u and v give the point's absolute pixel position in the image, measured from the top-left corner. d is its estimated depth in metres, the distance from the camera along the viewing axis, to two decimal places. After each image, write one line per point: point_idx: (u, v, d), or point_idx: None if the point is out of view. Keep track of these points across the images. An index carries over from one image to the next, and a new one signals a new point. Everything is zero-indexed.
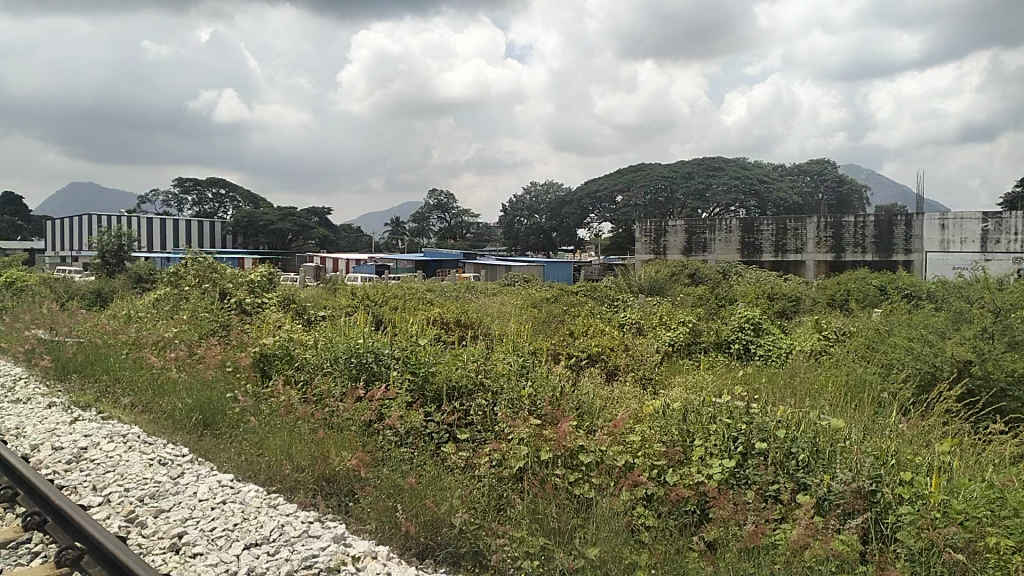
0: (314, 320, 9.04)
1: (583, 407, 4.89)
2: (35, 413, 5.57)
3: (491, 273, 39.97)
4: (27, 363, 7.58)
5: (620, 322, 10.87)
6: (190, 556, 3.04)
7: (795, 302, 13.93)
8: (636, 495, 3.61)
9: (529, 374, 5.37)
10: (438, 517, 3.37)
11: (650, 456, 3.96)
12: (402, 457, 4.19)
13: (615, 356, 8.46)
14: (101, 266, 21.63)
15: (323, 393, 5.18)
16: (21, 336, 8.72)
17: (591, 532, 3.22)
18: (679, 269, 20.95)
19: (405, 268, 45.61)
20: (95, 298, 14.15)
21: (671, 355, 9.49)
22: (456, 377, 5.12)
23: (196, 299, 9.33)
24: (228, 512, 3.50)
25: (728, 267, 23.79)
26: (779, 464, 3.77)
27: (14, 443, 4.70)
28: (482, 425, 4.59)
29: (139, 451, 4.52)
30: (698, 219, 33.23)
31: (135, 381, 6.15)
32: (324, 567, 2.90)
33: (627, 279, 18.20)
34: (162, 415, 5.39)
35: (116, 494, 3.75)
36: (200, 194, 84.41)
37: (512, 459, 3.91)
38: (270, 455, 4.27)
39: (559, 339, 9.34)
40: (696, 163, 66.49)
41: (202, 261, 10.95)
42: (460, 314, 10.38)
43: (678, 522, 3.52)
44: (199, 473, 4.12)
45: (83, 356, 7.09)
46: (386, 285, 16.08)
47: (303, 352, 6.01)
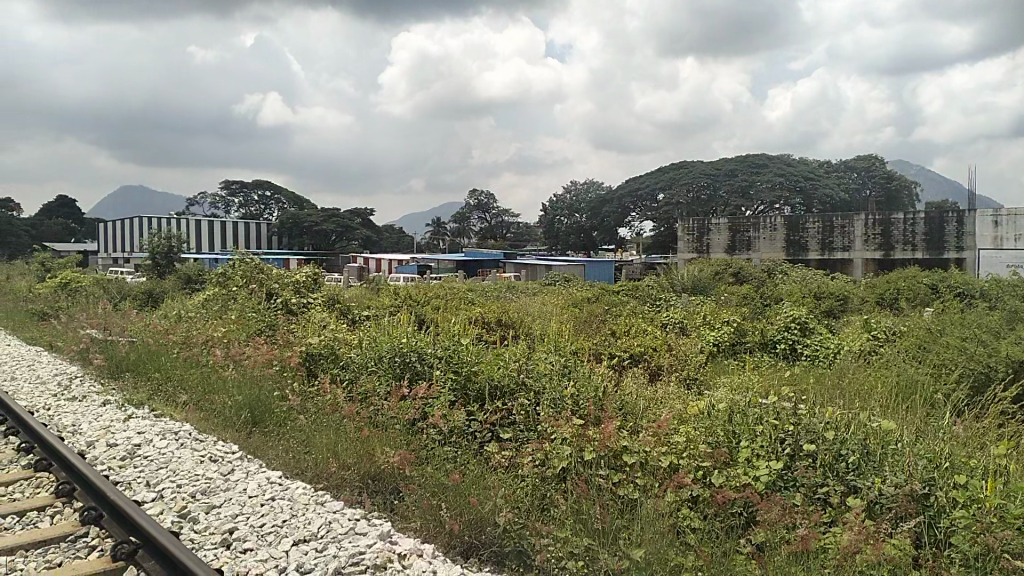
0: (358, 320, 9.16)
1: (626, 406, 4.87)
2: (90, 411, 5.73)
3: (531, 273, 40.05)
4: (83, 362, 7.82)
5: (663, 322, 10.78)
6: (241, 551, 3.10)
7: (842, 301, 13.67)
8: (680, 497, 3.57)
9: (571, 373, 5.36)
10: (481, 516, 3.36)
11: (696, 457, 3.91)
12: (447, 456, 4.21)
13: (659, 356, 8.40)
14: (153, 267, 21.96)
15: (367, 392, 5.24)
16: (76, 335, 8.99)
17: (635, 533, 3.20)
18: (724, 267, 20.68)
19: (446, 267, 45.94)
20: (147, 299, 14.50)
21: (715, 355, 9.38)
22: (498, 376, 5.13)
23: (243, 300, 9.49)
24: (277, 508, 3.55)
25: (772, 265, 23.48)
26: (828, 467, 3.70)
27: (71, 439, 4.84)
28: (525, 425, 4.59)
29: (191, 447, 4.63)
30: (741, 217, 32.92)
31: (187, 380, 6.30)
32: (371, 564, 2.92)
33: (670, 278, 18.08)
34: (213, 413, 5.51)
35: (169, 490, 3.83)
36: (246, 196, 86.14)
37: (556, 458, 3.90)
38: (317, 452, 4.34)
39: (601, 339, 9.30)
40: (739, 160, 65.67)
41: (250, 262, 11.14)
42: (502, 314, 10.40)
43: (725, 524, 3.46)
44: (248, 469, 4.20)
45: (137, 355, 7.31)
46: (429, 285, 16.24)
47: (348, 351, 6.08)
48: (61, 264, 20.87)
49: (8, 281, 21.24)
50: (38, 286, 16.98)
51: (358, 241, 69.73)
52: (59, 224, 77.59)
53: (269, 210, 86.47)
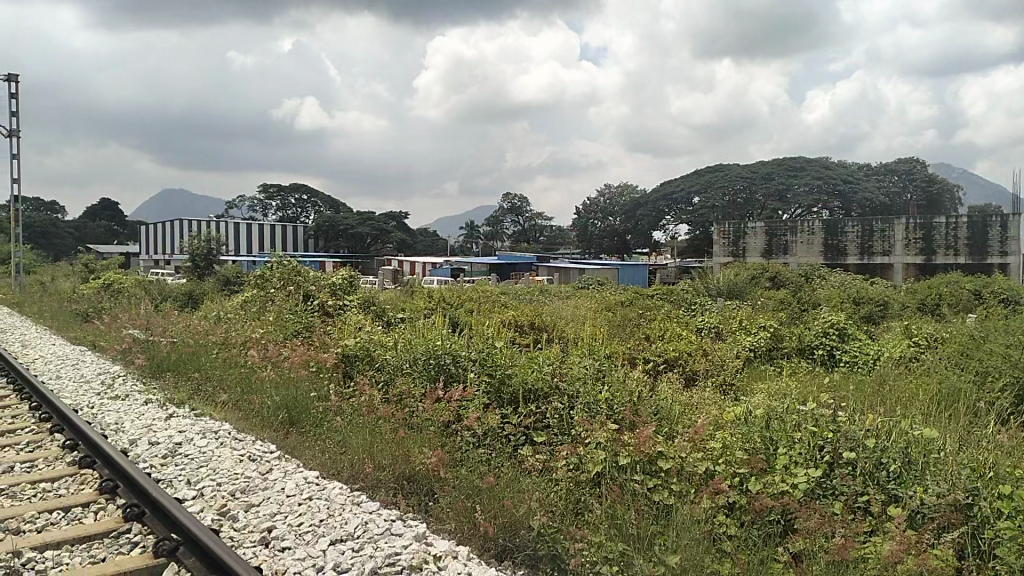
0: (392, 322, 9.23)
1: (661, 412, 4.84)
2: (133, 409, 5.84)
3: (564, 276, 39.99)
4: (125, 362, 8.00)
5: (698, 327, 10.70)
6: (279, 550, 3.13)
7: (882, 307, 13.43)
8: (717, 503, 3.53)
9: (606, 377, 5.35)
10: (516, 519, 3.36)
11: (733, 464, 3.86)
12: (481, 458, 4.22)
13: (695, 361, 8.33)
14: (192, 269, 22.17)
15: (403, 393, 5.27)
16: (119, 335, 9.19)
17: (670, 539, 3.16)
18: (760, 272, 20.47)
19: (479, 271, 46.10)
20: (187, 300, 14.74)
21: (751, 361, 9.28)
22: (532, 379, 5.13)
23: (281, 302, 9.61)
24: (315, 508, 3.59)
25: (810, 270, 23.18)
26: (869, 476, 3.64)
27: (114, 437, 4.95)
28: (559, 429, 4.58)
29: (231, 447, 4.69)
30: (778, 220, 32.60)
31: (226, 380, 6.40)
32: (407, 565, 2.93)
33: (705, 282, 17.93)
34: (251, 413, 5.58)
35: (209, 489, 3.89)
36: (283, 200, 87.39)
37: (590, 463, 3.88)
38: (353, 453, 4.37)
39: (635, 343, 9.25)
40: (776, 163, 65.02)
41: (288, 265, 11.28)
42: (535, 318, 10.39)
43: (762, 532, 3.41)
44: (286, 469, 4.25)
45: (177, 356, 7.45)
46: (463, 288, 16.30)
47: (383, 353, 6.12)
48: (103, 266, 21.29)
49: (53, 282, 21.72)
50: (82, 286, 17.37)
51: (392, 244, 70.33)
52: (102, 227, 79.51)
53: (306, 213, 87.58)
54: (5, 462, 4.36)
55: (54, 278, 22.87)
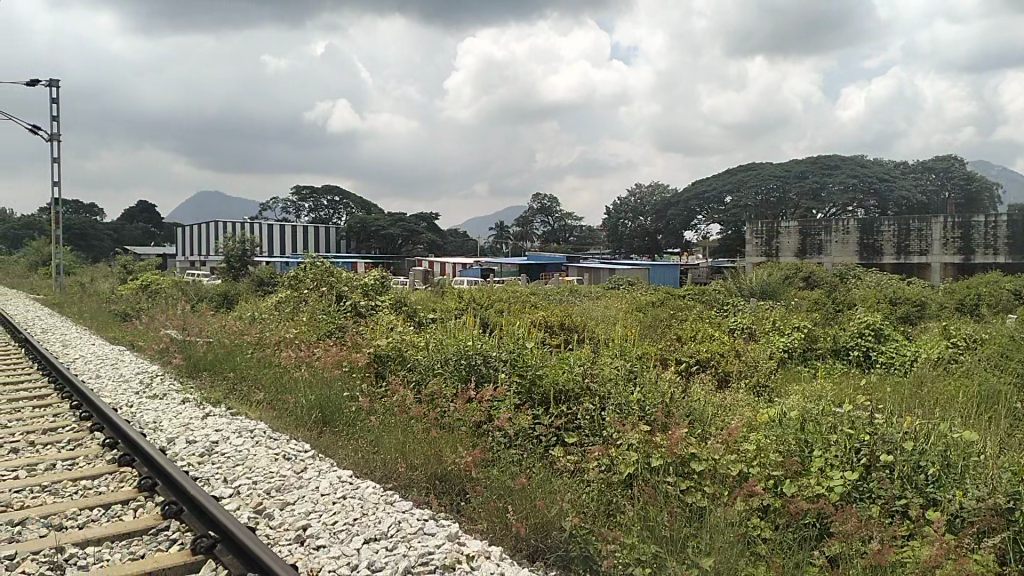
0: (424, 323, 9.29)
1: (694, 414, 4.80)
2: (171, 408, 5.95)
3: (594, 277, 39.86)
4: (163, 362, 8.15)
5: (730, 327, 10.60)
6: (314, 548, 3.16)
7: (919, 307, 13.19)
8: (751, 505, 3.49)
9: (638, 379, 5.32)
10: (547, 520, 3.36)
11: (767, 466, 3.82)
12: (513, 458, 4.23)
13: (727, 363, 8.25)
14: (227, 270, 22.46)
15: (435, 394, 5.30)
16: (157, 335, 9.37)
17: (704, 541, 3.13)
18: (794, 271, 20.24)
19: (510, 271, 46.15)
20: (222, 300, 14.97)
21: (784, 362, 9.16)
22: (563, 381, 5.13)
23: (314, 302, 9.71)
24: (349, 507, 3.62)
25: (845, 270, 22.84)
26: (906, 479, 3.58)
27: (153, 435, 5.04)
28: (590, 430, 4.57)
29: (266, 445, 4.75)
30: (812, 220, 32.18)
31: (261, 380, 6.49)
32: (440, 564, 2.94)
33: (738, 282, 17.76)
34: (286, 413, 5.65)
35: (245, 487, 3.95)
36: (316, 201, 88.38)
37: (622, 464, 3.87)
38: (385, 453, 4.40)
39: (667, 344, 9.20)
40: (809, 162, 64.17)
41: (320, 266, 11.40)
42: (566, 318, 10.37)
43: (798, 535, 3.36)
44: (321, 467, 4.29)
45: (213, 355, 7.58)
46: (493, 288, 16.34)
47: (415, 353, 6.16)
48: (141, 267, 21.69)
49: (93, 282, 22.22)
50: (121, 288, 17.71)
51: (423, 244, 70.72)
52: (139, 229, 81.07)
53: (337, 214, 88.46)
54: (48, 459, 4.47)
55: (93, 279, 23.36)
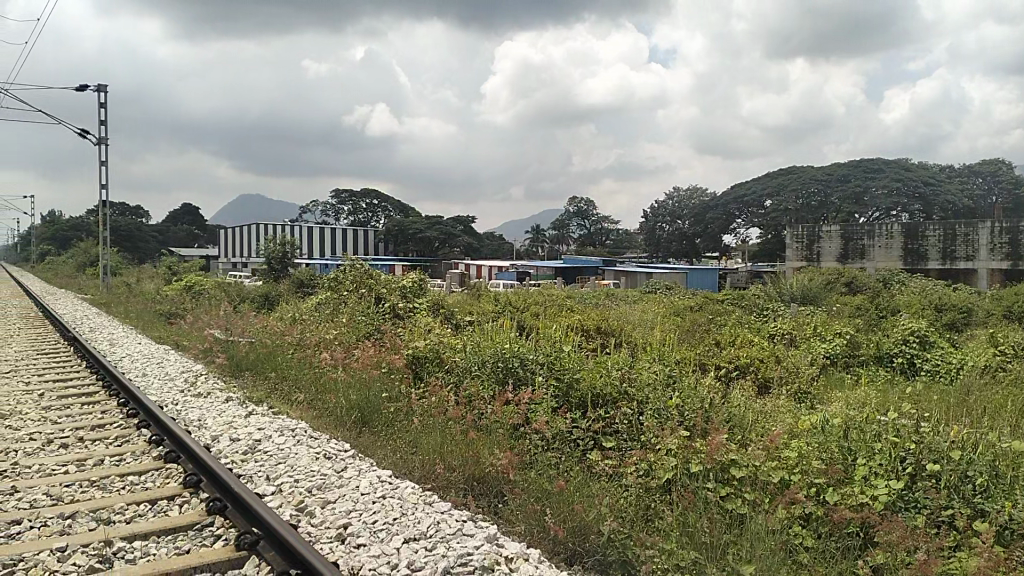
0: (461, 325, 9.35)
1: (734, 420, 4.75)
2: (215, 407, 6.06)
3: (631, 280, 39.67)
4: (207, 361, 8.31)
5: (770, 333, 10.46)
6: (355, 546, 3.19)
7: (966, 314, 12.91)
8: (792, 513, 3.44)
9: (676, 384, 5.30)
10: (586, 523, 3.34)
11: (809, 474, 3.77)
12: (551, 461, 4.23)
13: (767, 368, 8.17)
14: (268, 271, 22.82)
15: (472, 396, 5.33)
16: (201, 335, 9.56)
17: (745, 549, 3.08)
18: (835, 277, 19.97)
19: (546, 274, 46.13)
20: (264, 300, 15.22)
21: (826, 368, 9.03)
22: (601, 385, 5.13)
23: (353, 304, 9.82)
24: (388, 506, 3.65)
25: (889, 275, 22.45)
26: (953, 488, 3.51)
27: (197, 433, 5.14)
28: (628, 435, 4.56)
29: (307, 444, 4.81)
30: (855, 224, 31.66)
31: (302, 380, 6.58)
32: (480, 565, 2.95)
33: (778, 286, 17.56)
34: (325, 413, 5.73)
35: (287, 485, 4.00)
36: (355, 204, 89.54)
37: (660, 470, 3.84)
38: (423, 454, 4.43)
39: (705, 348, 9.14)
40: (851, 166, 63.15)
41: (360, 268, 11.53)
42: (602, 322, 10.37)
43: (841, 544, 3.30)
44: (361, 467, 4.33)
45: (255, 355, 7.71)
46: (530, 292, 16.37)
47: (452, 355, 6.20)
48: (185, 269, 22.16)
49: (139, 283, 22.75)
50: (166, 288, 18.10)
51: (459, 248, 71.11)
52: (183, 231, 82.86)
53: (375, 217, 89.36)
54: (96, 455, 4.58)
55: (139, 279, 23.96)
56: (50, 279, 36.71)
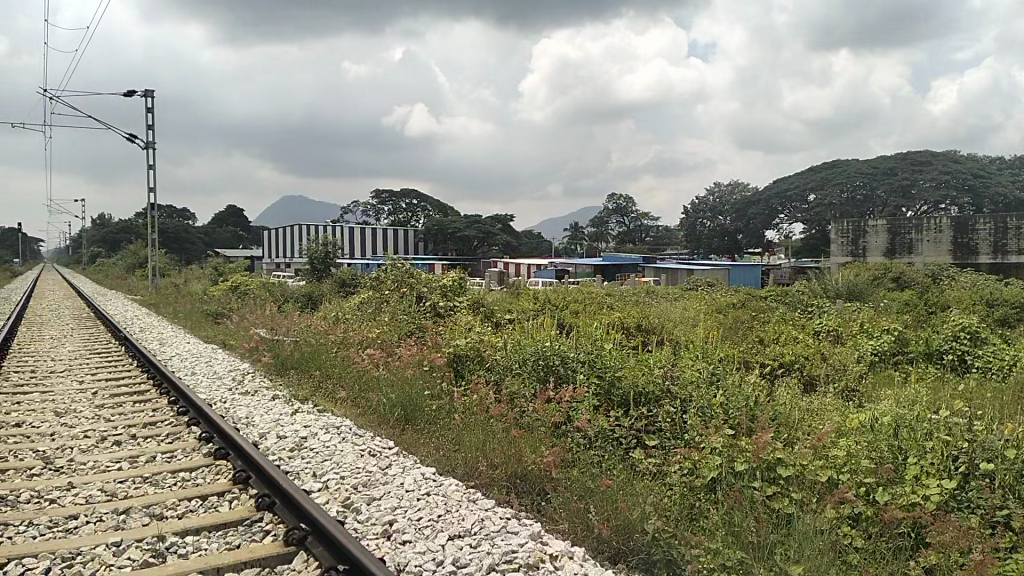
0: (501, 323, 9.38)
1: (780, 417, 4.69)
2: (262, 404, 6.17)
3: (672, 277, 39.34)
4: (254, 360, 8.47)
5: (815, 330, 10.30)
6: (401, 543, 3.21)
7: (1020, 309, 12.52)
8: (841, 513, 3.39)
9: (719, 382, 5.26)
10: (630, 522, 3.31)
11: (858, 474, 3.70)
12: (593, 460, 4.21)
13: (813, 365, 8.04)
14: (310, 271, 23.11)
15: (514, 393, 5.35)
16: (247, 335, 9.75)
17: (793, 548, 3.04)
18: (883, 272, 19.59)
19: (585, 272, 45.98)
20: (307, 300, 15.43)
21: (873, 365, 8.85)
22: (644, 383, 5.10)
23: (395, 302, 9.89)
24: (432, 503, 3.68)
25: (939, 270, 21.93)
26: (1008, 488, 3.42)
27: (246, 430, 5.24)
28: (671, 433, 4.54)
29: (351, 441, 4.88)
30: (902, 218, 30.94)
31: (346, 378, 6.67)
32: (524, 562, 2.97)
33: (823, 282, 17.24)
34: (369, 410, 5.80)
35: (333, 481, 4.05)
36: (395, 205, 90.44)
37: (705, 468, 3.80)
38: (466, 451, 4.46)
39: (749, 346, 9.03)
40: (898, 159, 61.75)
41: (401, 268, 11.62)
42: (642, 319, 10.30)
43: (892, 544, 3.24)
44: (405, 464, 4.37)
45: (300, 354, 7.84)
46: (569, 289, 16.34)
47: (493, 353, 6.22)
48: (231, 269, 22.60)
49: (186, 284, 23.23)
50: (213, 288, 18.44)
51: (498, 246, 71.32)
52: (227, 233, 84.50)
53: (415, 217, 90.06)
54: (148, 452, 4.70)
55: (187, 280, 24.49)
56: (102, 280, 37.75)
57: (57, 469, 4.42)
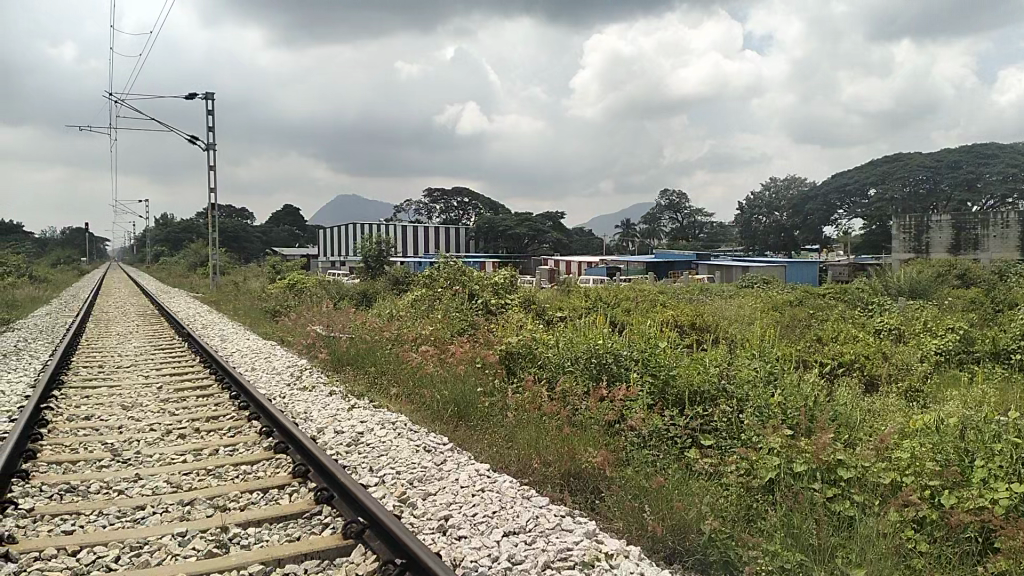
0: (553, 321, 9.38)
1: (840, 418, 4.60)
2: (319, 400, 6.30)
3: (725, 275, 38.78)
4: (311, 356, 8.64)
5: (875, 328, 10.03)
6: (456, 538, 3.24)
7: None
8: (904, 517, 3.30)
9: (776, 381, 5.18)
10: (685, 523, 3.28)
11: (922, 476, 3.60)
12: (647, 459, 4.19)
13: (874, 365, 7.83)
14: (365, 270, 23.42)
15: (566, 391, 5.35)
16: (304, 332, 9.95)
17: (854, 552, 2.98)
18: (947, 269, 19.04)
19: (637, 269, 45.62)
20: (362, 298, 15.64)
21: (938, 365, 8.57)
22: (699, 382, 5.04)
23: (448, 300, 9.98)
24: (488, 499, 3.70)
25: (1008, 266, 21.15)
26: None
27: (304, 425, 5.36)
28: (728, 432, 4.47)
29: (407, 437, 4.94)
30: (967, 213, 29.94)
31: (400, 375, 6.77)
32: (579, 561, 2.97)
33: (884, 279, 16.81)
34: (423, 406, 5.87)
35: (390, 476, 4.11)
36: (446, 203, 91.19)
37: (763, 469, 3.74)
38: (520, 448, 4.48)
39: (806, 344, 8.86)
40: (962, 153, 59.72)
41: (453, 266, 11.69)
42: (696, 317, 10.18)
43: (958, 549, 3.15)
44: (459, 460, 4.40)
45: (355, 350, 7.98)
46: (622, 287, 16.26)
47: (546, 351, 6.24)
48: (289, 267, 23.06)
49: (245, 282, 23.74)
50: (271, 286, 18.81)
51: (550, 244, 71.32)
52: (283, 232, 86.16)
53: (466, 215, 90.61)
54: (212, 445, 4.84)
55: (246, 278, 25.11)
56: (166, 278, 38.99)
57: (125, 461, 4.58)
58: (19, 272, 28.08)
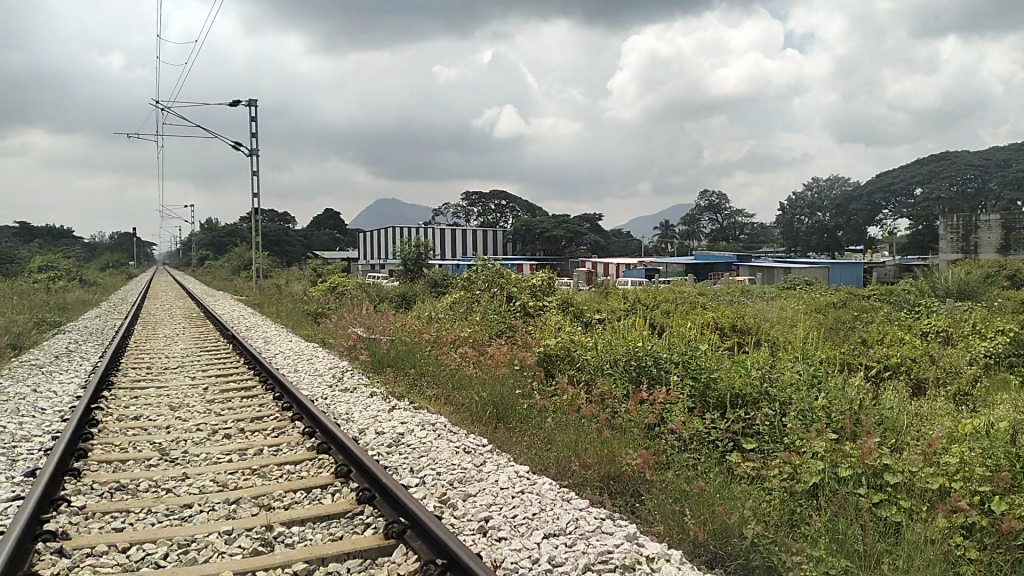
0: (591, 323, 9.36)
1: (887, 421, 4.51)
2: (360, 401, 6.37)
3: (767, 276, 38.23)
4: (352, 358, 8.74)
5: (922, 329, 9.81)
6: (496, 540, 3.26)
7: None
8: (953, 523, 3.22)
9: (820, 384, 5.10)
10: (727, 527, 3.25)
11: (971, 481, 3.51)
12: (687, 462, 4.16)
13: (921, 368, 7.67)
14: (404, 273, 23.62)
15: (605, 394, 5.33)
16: (345, 334, 10.06)
17: (902, 558, 2.92)
18: (997, 269, 18.54)
19: (676, 271, 45.24)
20: (401, 300, 15.77)
21: (988, 368, 8.36)
22: (740, 386, 4.99)
23: (486, 302, 10.01)
24: (527, 501, 3.71)
25: None
26: None
27: (346, 426, 5.43)
28: (770, 436, 4.42)
29: (447, 438, 4.98)
30: (1016, 212, 29.12)
31: (439, 377, 6.82)
32: (620, 564, 2.96)
33: (931, 280, 16.43)
34: (462, 407, 5.90)
35: (430, 477, 4.14)
36: (484, 206, 91.51)
37: (806, 473, 3.69)
38: (559, 451, 4.48)
39: (851, 347, 8.70)
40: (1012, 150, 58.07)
41: (491, 268, 11.73)
42: (737, 319, 10.06)
43: (1010, 556, 3.06)
44: (499, 462, 4.42)
45: (395, 352, 8.05)
46: (662, 289, 16.14)
47: (584, 353, 6.22)
48: (329, 270, 23.35)
49: (287, 285, 24.12)
50: (312, 289, 19.06)
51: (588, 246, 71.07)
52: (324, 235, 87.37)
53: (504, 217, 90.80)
54: (257, 445, 4.93)
55: (288, 281, 25.52)
56: (212, 281, 39.80)
57: (172, 460, 4.69)
58: (71, 276, 28.86)
